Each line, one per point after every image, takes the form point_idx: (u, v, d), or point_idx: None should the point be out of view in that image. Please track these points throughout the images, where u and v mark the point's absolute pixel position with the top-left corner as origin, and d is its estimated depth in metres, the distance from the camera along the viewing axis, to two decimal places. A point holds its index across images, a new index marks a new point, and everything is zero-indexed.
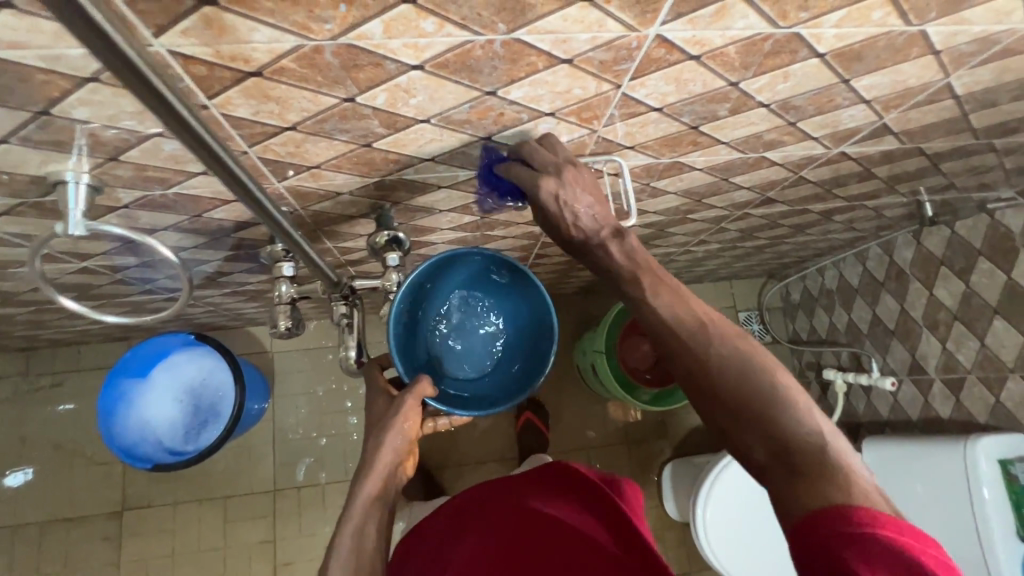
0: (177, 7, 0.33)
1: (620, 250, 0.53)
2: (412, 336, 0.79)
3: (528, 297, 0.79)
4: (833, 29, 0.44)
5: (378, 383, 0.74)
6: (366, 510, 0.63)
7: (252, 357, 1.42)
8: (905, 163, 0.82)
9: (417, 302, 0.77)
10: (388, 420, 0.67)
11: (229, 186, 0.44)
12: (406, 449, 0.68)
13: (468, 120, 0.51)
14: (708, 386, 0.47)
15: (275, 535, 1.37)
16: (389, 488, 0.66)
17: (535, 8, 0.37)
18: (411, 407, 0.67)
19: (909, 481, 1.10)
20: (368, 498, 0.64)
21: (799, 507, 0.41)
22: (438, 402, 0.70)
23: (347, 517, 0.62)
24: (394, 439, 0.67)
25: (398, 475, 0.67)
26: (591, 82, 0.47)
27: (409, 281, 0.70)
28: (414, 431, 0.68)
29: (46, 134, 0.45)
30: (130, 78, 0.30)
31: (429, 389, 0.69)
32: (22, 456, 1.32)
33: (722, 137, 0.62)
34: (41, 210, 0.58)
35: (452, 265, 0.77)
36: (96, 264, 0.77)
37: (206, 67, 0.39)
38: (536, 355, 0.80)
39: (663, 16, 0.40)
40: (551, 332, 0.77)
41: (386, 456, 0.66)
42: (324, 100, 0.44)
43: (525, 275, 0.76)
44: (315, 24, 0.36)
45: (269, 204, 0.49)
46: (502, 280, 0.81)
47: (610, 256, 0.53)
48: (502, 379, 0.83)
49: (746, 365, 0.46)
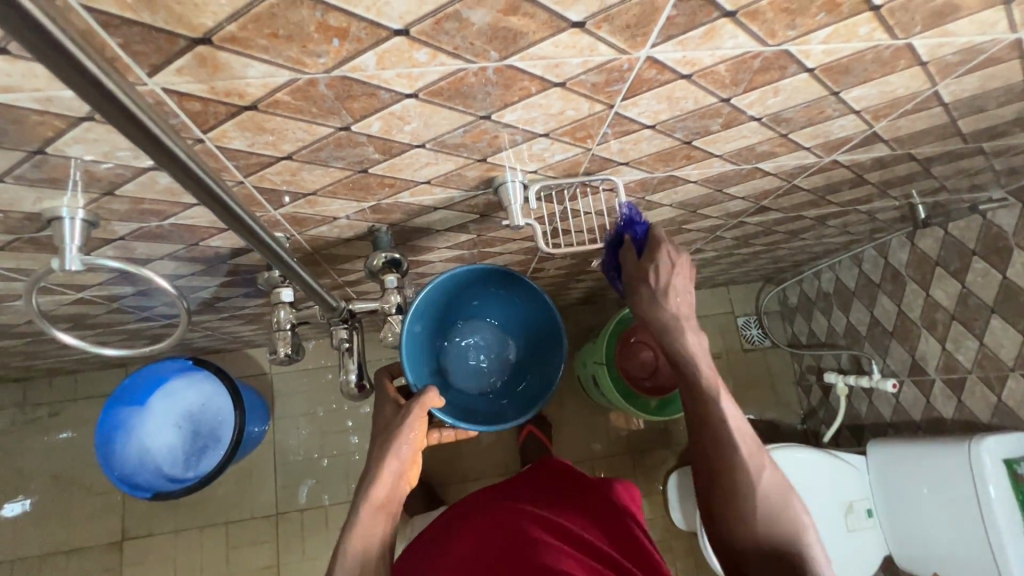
0: (172, 47, 0.33)
1: (696, 343, 0.60)
2: (426, 348, 0.78)
3: (539, 312, 0.80)
4: (821, 45, 0.44)
5: (389, 393, 0.73)
6: (370, 518, 0.62)
7: (251, 379, 1.41)
8: (895, 169, 0.83)
9: (430, 315, 0.76)
10: (394, 427, 0.66)
11: (221, 219, 0.44)
12: (410, 459, 0.65)
13: (463, 143, 0.51)
14: (737, 512, 0.57)
15: (278, 560, 1.35)
16: (393, 499, 0.64)
17: (527, 36, 0.37)
18: (417, 418, 0.66)
19: (915, 482, 1.11)
20: (372, 508, 0.62)
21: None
22: (444, 414, 0.68)
23: (350, 527, 0.61)
24: (399, 449, 0.65)
25: (403, 486, 0.65)
26: (584, 103, 0.48)
27: (423, 297, 0.70)
28: (419, 441, 0.66)
29: (41, 172, 0.45)
30: (119, 121, 0.30)
31: (437, 400, 0.68)
32: (19, 488, 1.31)
33: (715, 150, 0.63)
34: (36, 245, 0.58)
35: (464, 283, 0.78)
36: (92, 294, 0.77)
37: (201, 103, 0.39)
38: (546, 371, 0.80)
39: (653, 39, 0.40)
40: (562, 349, 0.77)
41: (391, 466, 0.63)
42: (319, 130, 0.45)
43: (532, 288, 0.77)
44: (309, 59, 0.36)
45: (262, 233, 0.48)
46: (513, 298, 0.81)
47: (690, 344, 0.60)
48: (512, 396, 0.83)
49: (775, 507, 0.57)
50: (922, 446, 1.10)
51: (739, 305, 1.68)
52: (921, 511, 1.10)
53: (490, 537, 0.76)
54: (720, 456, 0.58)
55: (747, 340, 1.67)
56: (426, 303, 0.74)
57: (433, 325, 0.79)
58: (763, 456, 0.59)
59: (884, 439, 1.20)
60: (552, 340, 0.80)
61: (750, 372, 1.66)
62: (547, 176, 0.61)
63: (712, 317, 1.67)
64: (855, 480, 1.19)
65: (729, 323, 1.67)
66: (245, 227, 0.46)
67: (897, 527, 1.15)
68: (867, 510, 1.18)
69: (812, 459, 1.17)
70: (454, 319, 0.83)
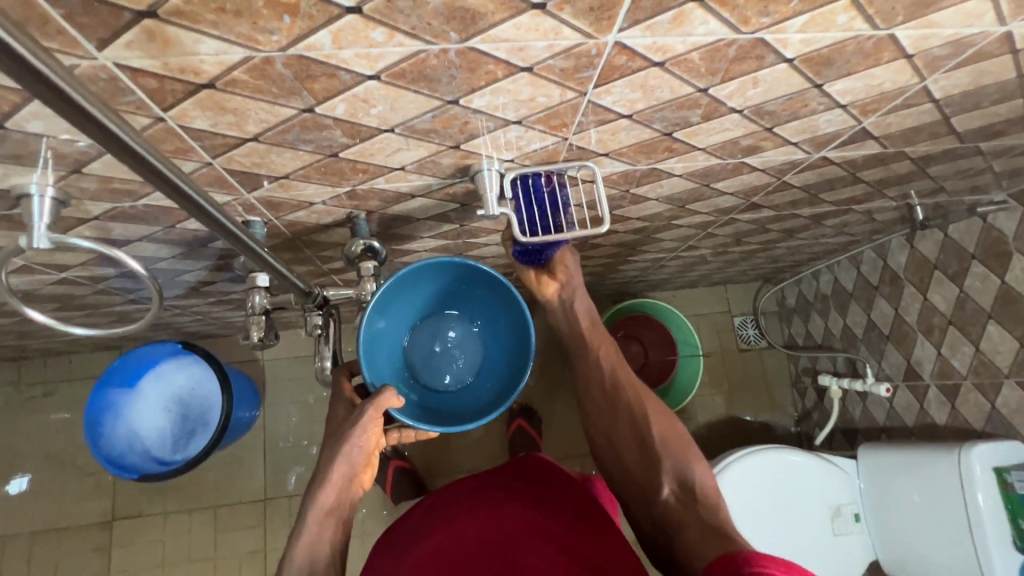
0: (117, 20, 0.33)
1: (582, 308, 0.83)
2: (389, 343, 0.79)
3: (513, 313, 0.79)
4: (798, 34, 0.43)
5: (345, 391, 0.74)
6: (320, 522, 0.66)
7: (242, 365, 1.41)
8: (892, 167, 0.80)
9: (393, 309, 0.77)
10: (347, 431, 0.67)
11: (171, 198, 0.44)
12: (362, 462, 0.69)
13: (433, 129, 0.50)
14: (606, 414, 0.80)
15: (266, 544, 1.36)
16: (342, 501, 0.69)
17: (486, 17, 0.37)
18: (371, 419, 0.67)
19: (906, 490, 1.09)
20: (321, 511, 0.67)
21: (699, 517, 0.65)
22: (402, 414, 0.68)
23: (298, 533, 0.65)
24: (349, 452, 0.67)
25: (353, 490, 0.70)
26: (555, 90, 0.46)
27: (383, 289, 0.69)
28: (372, 444, 0.69)
29: (5, 147, 0.45)
30: (45, 87, 0.29)
31: (395, 401, 0.68)
32: (14, 465, 1.32)
33: (698, 143, 0.62)
34: (9, 222, 0.58)
35: (431, 274, 0.76)
36: (76, 274, 0.77)
37: (156, 79, 0.38)
38: (511, 380, 0.79)
39: (620, 24, 0.39)
40: (528, 358, 0.76)
41: (341, 468, 0.67)
42: (282, 111, 0.44)
43: (503, 284, 0.76)
44: (261, 35, 0.35)
45: (216, 213, 0.48)
46: (487, 294, 0.80)
47: (578, 305, 0.83)
48: (477, 401, 0.81)
49: (635, 403, 0.78)
50: (914, 455, 1.08)
51: (736, 305, 1.66)
52: (914, 521, 1.08)
53: (469, 536, 0.77)
54: (624, 415, 0.78)
55: (743, 340, 1.65)
56: (389, 294, 0.73)
57: (400, 317, 0.79)
58: (625, 374, 0.81)
59: (874, 444, 1.18)
60: (522, 347, 0.79)
61: (745, 372, 1.64)
62: (524, 164, 0.61)
63: (707, 316, 1.66)
64: (845, 485, 1.17)
65: (726, 322, 1.66)
66: (201, 208, 0.46)
67: (884, 535, 1.14)
68: (855, 515, 1.16)
69: (805, 461, 1.15)
70: (422, 311, 0.83)
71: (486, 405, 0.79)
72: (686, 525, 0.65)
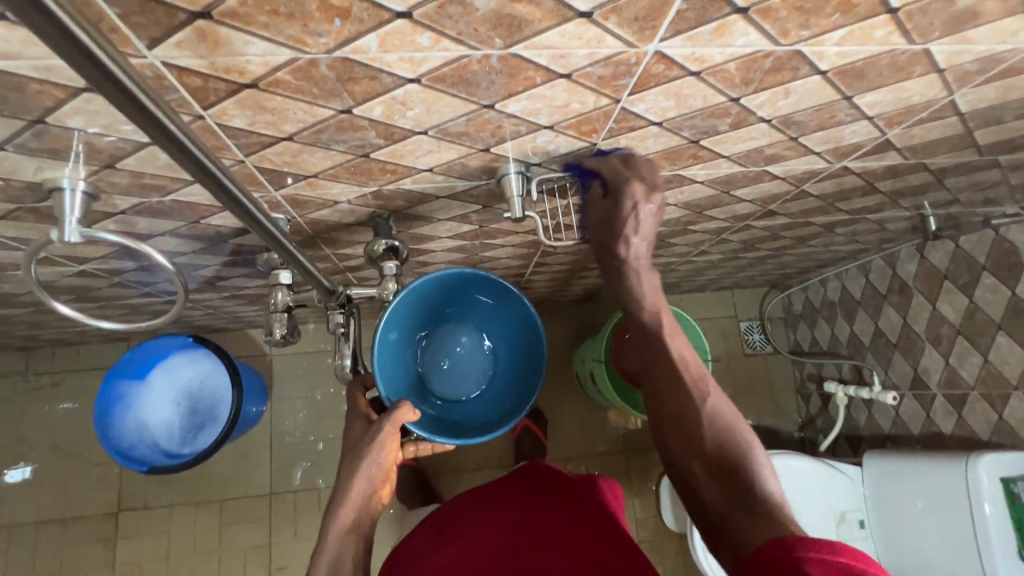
0: (171, 20, 0.33)
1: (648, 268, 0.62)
2: (401, 354, 0.79)
3: (525, 323, 0.80)
4: (835, 47, 0.43)
5: (361, 405, 0.75)
6: (341, 539, 0.64)
7: (249, 359, 1.42)
8: (909, 178, 0.81)
9: (406, 321, 0.77)
10: (365, 447, 0.68)
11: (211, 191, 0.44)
12: (381, 478, 0.69)
13: (466, 132, 0.50)
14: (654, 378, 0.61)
15: (270, 540, 1.37)
16: (363, 517, 0.67)
17: (532, 25, 0.37)
18: (389, 435, 0.69)
19: (910, 498, 1.10)
20: (341, 528, 0.65)
21: (751, 547, 0.46)
22: (418, 428, 0.71)
23: (320, 549, 0.64)
24: (369, 468, 0.68)
25: (373, 505, 0.69)
26: (590, 96, 0.47)
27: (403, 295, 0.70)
28: (390, 459, 0.69)
29: (41, 141, 0.45)
30: (97, 79, 0.30)
31: (410, 415, 0.70)
32: (20, 454, 1.32)
33: (723, 150, 0.62)
34: (38, 215, 0.58)
35: (445, 284, 0.77)
36: (94, 267, 0.78)
37: (201, 78, 0.38)
38: (524, 390, 0.80)
39: (662, 33, 0.39)
40: (539, 373, 0.78)
41: (360, 485, 0.67)
42: (320, 111, 0.44)
43: (517, 295, 0.77)
44: (310, 38, 0.35)
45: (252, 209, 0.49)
46: (499, 305, 0.81)
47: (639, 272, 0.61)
48: (490, 410, 0.82)
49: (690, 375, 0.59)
50: (917, 462, 1.09)
51: (742, 310, 1.67)
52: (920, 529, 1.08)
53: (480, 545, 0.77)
54: (668, 384, 0.59)
55: (748, 345, 1.66)
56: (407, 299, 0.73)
57: (413, 328, 0.80)
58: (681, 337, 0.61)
59: (879, 452, 1.19)
60: (535, 357, 0.80)
61: (750, 377, 1.65)
62: (550, 170, 0.61)
63: (715, 321, 1.66)
64: (847, 491, 1.18)
65: (731, 327, 1.66)
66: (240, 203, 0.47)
67: (888, 543, 1.14)
68: (861, 521, 1.17)
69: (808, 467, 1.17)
70: (433, 321, 0.83)
71: (499, 415, 0.80)
72: (734, 540, 0.48)
